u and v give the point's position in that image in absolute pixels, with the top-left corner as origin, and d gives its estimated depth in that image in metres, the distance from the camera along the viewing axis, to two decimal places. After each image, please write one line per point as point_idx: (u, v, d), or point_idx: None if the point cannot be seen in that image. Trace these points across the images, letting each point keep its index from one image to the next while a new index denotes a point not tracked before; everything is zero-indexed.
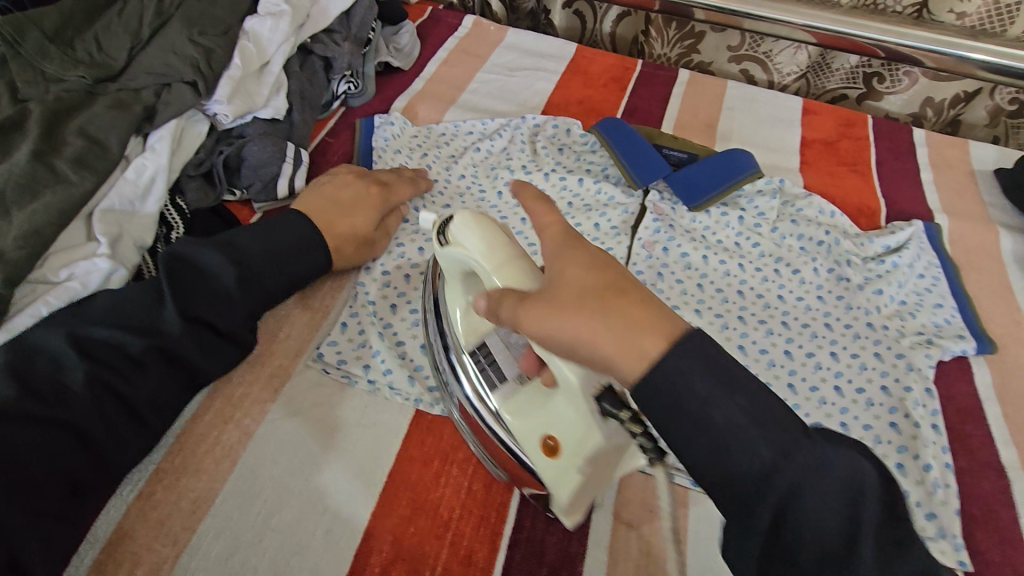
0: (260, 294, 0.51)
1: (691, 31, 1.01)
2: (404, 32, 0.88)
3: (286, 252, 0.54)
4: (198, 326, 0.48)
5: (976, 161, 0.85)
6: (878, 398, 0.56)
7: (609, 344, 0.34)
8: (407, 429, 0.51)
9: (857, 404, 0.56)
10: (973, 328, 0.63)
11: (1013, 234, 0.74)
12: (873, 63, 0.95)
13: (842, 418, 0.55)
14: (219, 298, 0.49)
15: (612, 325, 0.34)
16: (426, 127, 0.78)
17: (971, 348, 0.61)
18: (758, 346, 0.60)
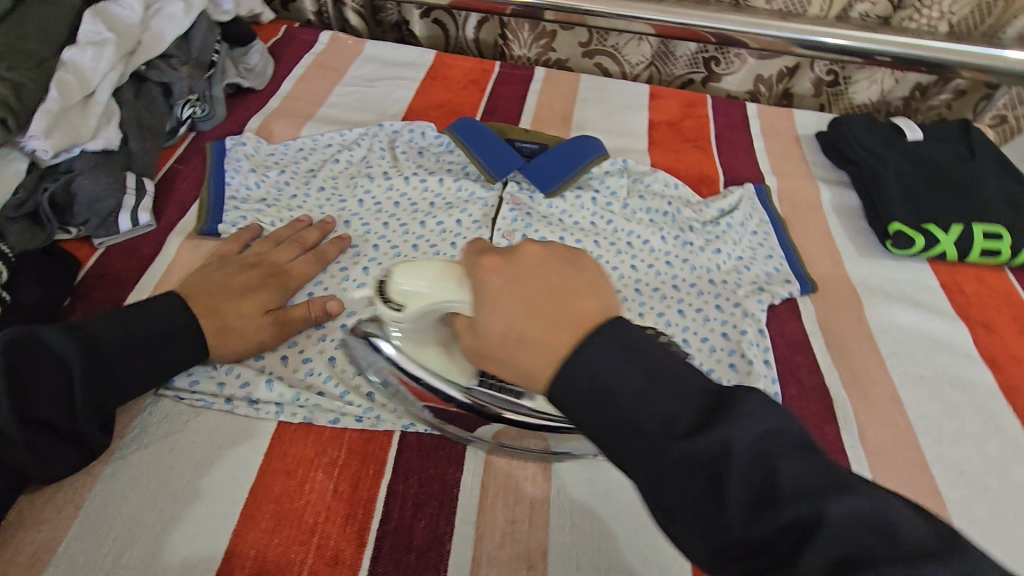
0: (109, 386, 0.46)
1: (543, 31, 1.07)
2: (253, 52, 0.88)
3: (154, 340, 0.49)
4: (33, 430, 0.43)
5: (801, 127, 0.95)
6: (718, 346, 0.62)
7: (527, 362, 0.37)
8: (270, 443, 0.50)
9: (701, 353, 0.61)
10: (801, 275, 0.70)
11: (830, 187, 0.84)
12: (708, 49, 1.05)
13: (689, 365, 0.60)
14: (58, 398, 0.44)
15: (532, 347, 0.36)
16: (282, 144, 0.78)
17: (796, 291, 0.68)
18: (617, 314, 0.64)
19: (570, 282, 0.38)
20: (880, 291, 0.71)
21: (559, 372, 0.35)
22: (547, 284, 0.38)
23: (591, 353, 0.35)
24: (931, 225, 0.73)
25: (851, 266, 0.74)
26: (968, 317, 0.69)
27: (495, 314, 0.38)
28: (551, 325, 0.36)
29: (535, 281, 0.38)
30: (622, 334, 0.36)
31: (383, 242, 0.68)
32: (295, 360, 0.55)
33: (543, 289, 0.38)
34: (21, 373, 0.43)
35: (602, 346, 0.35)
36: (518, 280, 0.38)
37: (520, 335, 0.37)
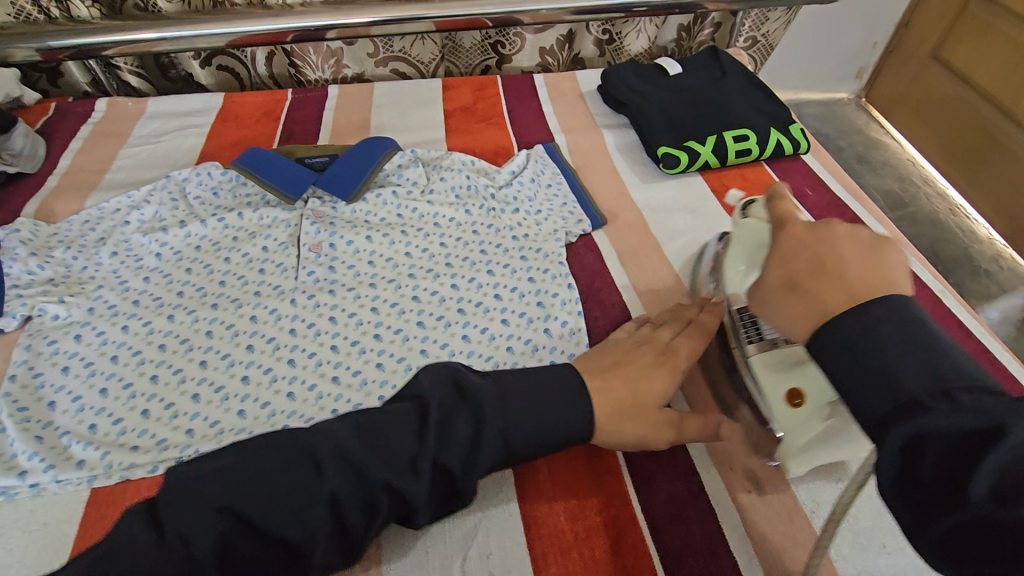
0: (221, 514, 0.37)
1: (330, 51, 1.09)
2: (16, 135, 0.83)
3: (387, 452, 0.40)
4: None
5: (583, 85, 1.05)
6: (526, 291, 0.68)
7: (791, 315, 0.42)
8: (84, 515, 0.50)
9: (512, 301, 0.67)
10: (596, 219, 0.77)
11: (613, 131, 0.94)
12: (490, 34, 1.12)
13: (502, 317, 0.65)
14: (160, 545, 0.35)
15: (809, 297, 0.41)
16: (65, 221, 0.75)
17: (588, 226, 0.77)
18: (429, 291, 0.68)
19: (831, 259, 0.42)
20: (661, 208, 0.80)
21: (832, 327, 0.38)
22: (826, 254, 0.42)
23: (875, 318, 0.37)
24: (690, 142, 0.84)
25: (636, 194, 0.83)
26: (737, 211, 0.79)
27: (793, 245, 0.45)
28: (823, 282, 0.41)
29: (823, 246, 0.43)
30: (908, 304, 0.37)
31: (188, 287, 0.68)
32: (105, 425, 0.55)
33: (853, 259, 0.41)
34: (171, 514, 0.36)
35: (883, 310, 0.37)
36: (812, 245, 0.44)
37: (798, 282, 0.42)
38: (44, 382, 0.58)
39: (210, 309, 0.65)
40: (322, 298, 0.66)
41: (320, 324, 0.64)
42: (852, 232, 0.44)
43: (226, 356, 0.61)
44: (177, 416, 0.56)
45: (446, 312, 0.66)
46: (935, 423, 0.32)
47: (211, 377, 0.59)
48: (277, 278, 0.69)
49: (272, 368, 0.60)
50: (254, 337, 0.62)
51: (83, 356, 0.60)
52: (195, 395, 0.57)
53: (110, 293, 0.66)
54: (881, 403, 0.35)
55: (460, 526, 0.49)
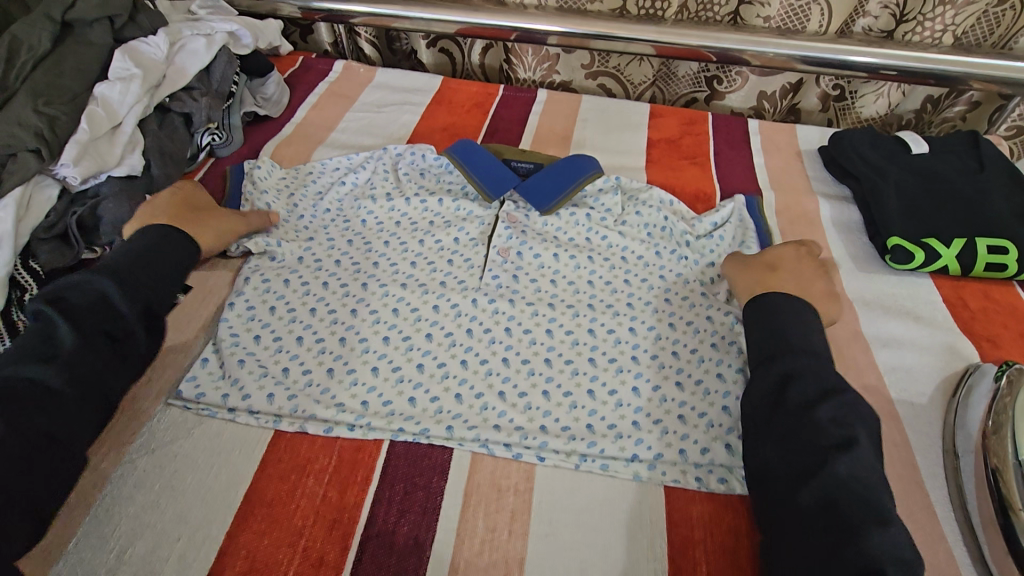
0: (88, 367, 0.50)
1: (547, 54, 1.10)
2: (270, 82, 0.93)
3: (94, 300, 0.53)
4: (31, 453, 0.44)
5: (802, 142, 0.95)
6: (709, 357, 0.61)
7: (744, 280, 0.65)
8: (265, 451, 0.53)
9: (689, 362, 0.61)
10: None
11: (830, 202, 0.84)
12: (710, 68, 1.06)
13: (676, 377, 0.59)
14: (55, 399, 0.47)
15: (763, 281, 0.64)
16: (294, 169, 0.83)
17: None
18: (605, 327, 0.64)
19: (791, 283, 0.64)
20: (877, 305, 0.70)
21: (767, 299, 0.59)
22: (802, 284, 0.64)
23: (800, 309, 0.57)
24: (931, 240, 0.72)
25: (848, 281, 0.73)
26: (974, 333, 0.67)
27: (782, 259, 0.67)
28: (776, 281, 0.63)
29: (794, 281, 0.64)
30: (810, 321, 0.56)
31: (382, 260, 0.71)
32: (294, 372, 0.59)
33: (804, 289, 0.64)
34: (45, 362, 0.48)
35: (798, 306, 0.57)
36: (798, 275, 0.65)
37: (772, 273, 0.64)
38: (255, 316, 0.63)
39: (399, 288, 0.67)
40: (501, 305, 0.66)
41: (496, 332, 0.63)
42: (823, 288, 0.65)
43: (406, 338, 0.62)
44: (356, 384, 0.58)
45: (619, 355, 0.62)
46: (792, 371, 0.51)
47: (390, 355, 0.61)
48: (462, 273, 0.70)
49: (445, 363, 0.60)
50: (433, 327, 0.63)
51: (288, 301, 0.65)
52: (374, 368, 0.60)
53: (317, 248, 0.72)
54: (772, 375, 0.52)
55: None
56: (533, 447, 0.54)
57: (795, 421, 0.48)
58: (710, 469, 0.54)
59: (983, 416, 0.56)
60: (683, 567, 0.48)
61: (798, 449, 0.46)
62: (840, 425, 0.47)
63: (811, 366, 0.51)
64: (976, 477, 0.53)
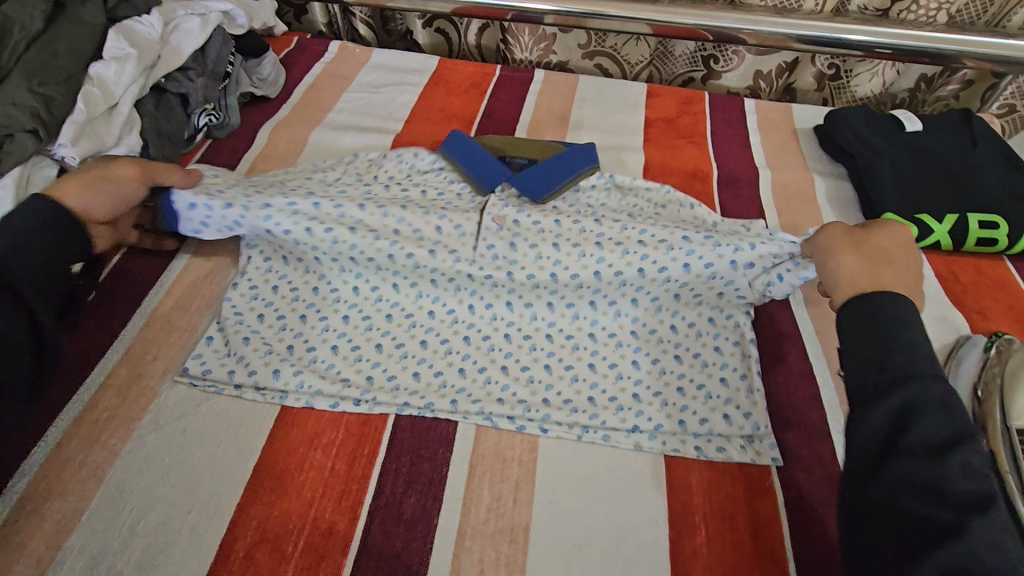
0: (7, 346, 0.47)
1: (544, 34, 1.10)
2: (266, 62, 0.92)
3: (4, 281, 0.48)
4: None
5: (799, 121, 0.96)
6: (706, 332, 0.62)
7: (842, 274, 0.51)
8: (272, 426, 0.54)
9: (687, 337, 0.62)
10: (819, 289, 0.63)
11: (826, 180, 0.85)
12: (707, 47, 1.06)
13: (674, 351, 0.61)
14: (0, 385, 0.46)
15: (856, 275, 0.50)
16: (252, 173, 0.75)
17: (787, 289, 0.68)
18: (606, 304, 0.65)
19: (888, 274, 0.50)
20: None
21: (871, 302, 0.45)
22: (894, 269, 0.51)
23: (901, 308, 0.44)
24: (924, 215, 0.73)
25: None
26: (965, 306, 0.69)
27: (884, 240, 0.54)
28: (872, 273, 0.50)
29: (891, 271, 0.50)
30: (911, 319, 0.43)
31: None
32: (300, 349, 0.60)
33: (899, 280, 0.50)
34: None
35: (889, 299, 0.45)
36: (886, 260, 0.52)
37: (867, 269, 0.50)
38: (258, 295, 0.64)
39: None
40: None
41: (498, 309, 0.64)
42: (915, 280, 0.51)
43: (409, 315, 0.63)
44: (360, 359, 0.59)
45: (619, 330, 0.63)
46: (901, 405, 0.39)
47: (394, 332, 0.62)
48: (456, 241, 0.63)
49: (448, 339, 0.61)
50: (435, 303, 0.64)
51: (290, 280, 0.65)
52: (378, 344, 0.61)
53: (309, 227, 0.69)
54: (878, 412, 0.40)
55: (605, 561, 0.47)
56: (536, 419, 0.56)
57: (900, 473, 0.37)
58: (708, 438, 0.55)
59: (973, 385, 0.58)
60: (683, 531, 0.49)
61: (894, 501, 0.36)
62: (971, 478, 0.35)
63: (933, 400, 0.39)
64: None
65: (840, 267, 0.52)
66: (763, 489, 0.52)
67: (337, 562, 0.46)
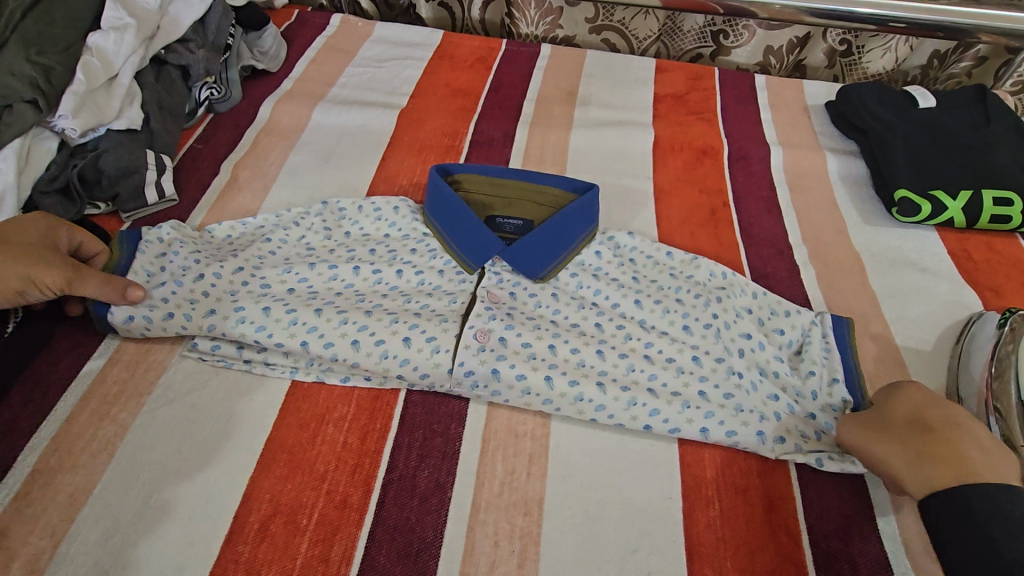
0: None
1: (550, 8, 1.07)
2: (267, 35, 0.90)
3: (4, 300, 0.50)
4: None
5: (810, 97, 0.94)
6: (729, 337, 0.58)
7: (899, 468, 0.47)
8: (284, 400, 0.54)
9: (705, 338, 0.58)
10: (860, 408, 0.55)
11: (838, 157, 0.84)
12: (716, 22, 1.04)
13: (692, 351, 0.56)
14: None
15: (915, 464, 0.46)
16: (207, 234, 0.65)
17: (831, 329, 0.60)
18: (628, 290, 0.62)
19: (945, 451, 0.46)
20: (884, 258, 0.71)
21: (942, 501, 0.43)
22: (948, 435, 0.47)
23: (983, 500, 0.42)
24: (938, 192, 0.73)
25: (855, 234, 0.73)
26: (977, 283, 0.68)
27: (903, 408, 0.50)
28: (929, 461, 0.45)
29: (946, 442, 0.46)
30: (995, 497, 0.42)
31: (393, 229, 0.66)
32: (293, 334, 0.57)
33: (965, 451, 0.45)
34: None
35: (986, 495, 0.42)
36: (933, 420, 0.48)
37: (917, 454, 0.46)
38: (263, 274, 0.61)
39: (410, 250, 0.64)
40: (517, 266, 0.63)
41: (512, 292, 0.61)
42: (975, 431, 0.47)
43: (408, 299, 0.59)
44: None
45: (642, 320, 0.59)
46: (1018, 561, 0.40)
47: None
48: (433, 327, 0.56)
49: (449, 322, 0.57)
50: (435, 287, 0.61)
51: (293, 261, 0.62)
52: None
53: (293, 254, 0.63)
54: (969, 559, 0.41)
55: (619, 533, 0.48)
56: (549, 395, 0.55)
57: None
58: None
59: (988, 355, 0.57)
60: (696, 503, 0.49)
61: None
62: None
63: None
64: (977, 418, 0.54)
65: (890, 463, 0.47)
66: (775, 463, 0.52)
67: (352, 534, 0.46)
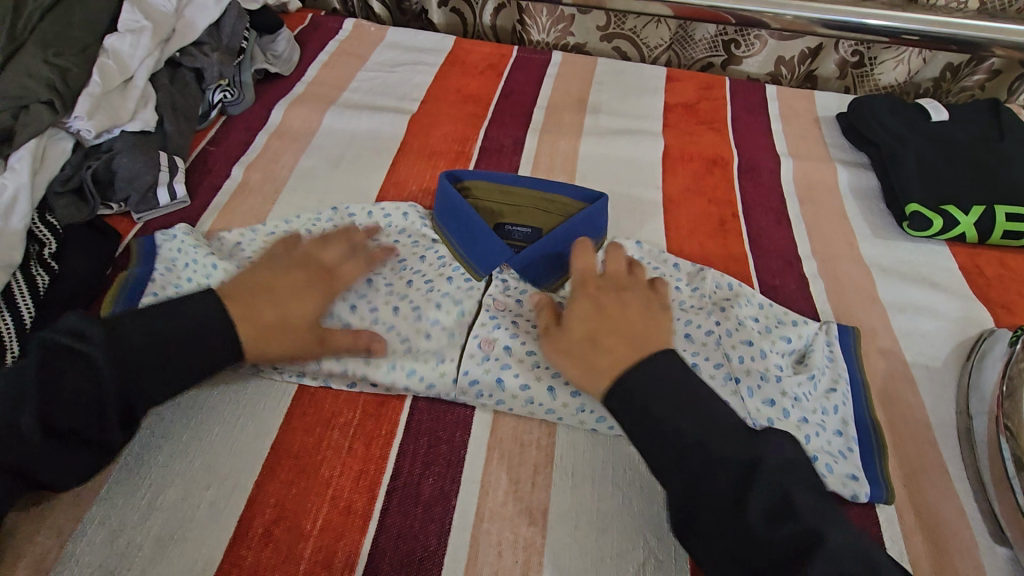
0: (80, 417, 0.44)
1: (562, 15, 1.08)
2: (280, 39, 0.91)
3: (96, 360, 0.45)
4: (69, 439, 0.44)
5: (821, 108, 0.94)
6: (730, 345, 0.58)
7: (573, 369, 0.51)
8: (290, 405, 0.54)
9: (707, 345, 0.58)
10: (862, 419, 0.55)
11: (849, 169, 0.83)
12: (728, 31, 1.04)
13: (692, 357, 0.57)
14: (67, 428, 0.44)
15: (575, 359, 0.50)
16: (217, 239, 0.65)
17: (835, 338, 0.61)
18: None
19: (622, 324, 0.51)
20: (894, 272, 0.70)
21: (625, 383, 0.47)
22: (614, 321, 0.51)
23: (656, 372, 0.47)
24: (949, 207, 0.72)
25: (865, 247, 0.73)
26: (989, 299, 0.68)
27: (578, 324, 0.52)
28: (607, 334, 0.50)
29: (613, 322, 0.51)
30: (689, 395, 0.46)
31: (401, 237, 0.67)
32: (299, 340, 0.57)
33: (641, 325, 0.51)
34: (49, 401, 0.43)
35: (655, 375, 0.46)
36: (601, 318, 0.52)
37: (595, 334, 0.50)
38: None
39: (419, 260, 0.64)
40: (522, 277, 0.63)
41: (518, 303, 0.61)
42: (637, 296, 0.54)
43: (416, 308, 0.59)
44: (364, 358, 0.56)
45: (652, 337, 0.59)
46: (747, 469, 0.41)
47: (399, 326, 0.58)
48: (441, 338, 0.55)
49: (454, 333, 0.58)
50: (444, 296, 0.60)
51: None
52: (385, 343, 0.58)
53: None
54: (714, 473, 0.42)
55: (623, 546, 0.47)
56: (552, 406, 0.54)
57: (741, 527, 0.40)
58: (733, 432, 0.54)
59: (1000, 367, 0.57)
60: None
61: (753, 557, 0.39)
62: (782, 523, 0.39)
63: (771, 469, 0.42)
64: (988, 436, 0.54)
65: (568, 372, 0.51)
66: None
67: (355, 541, 0.46)
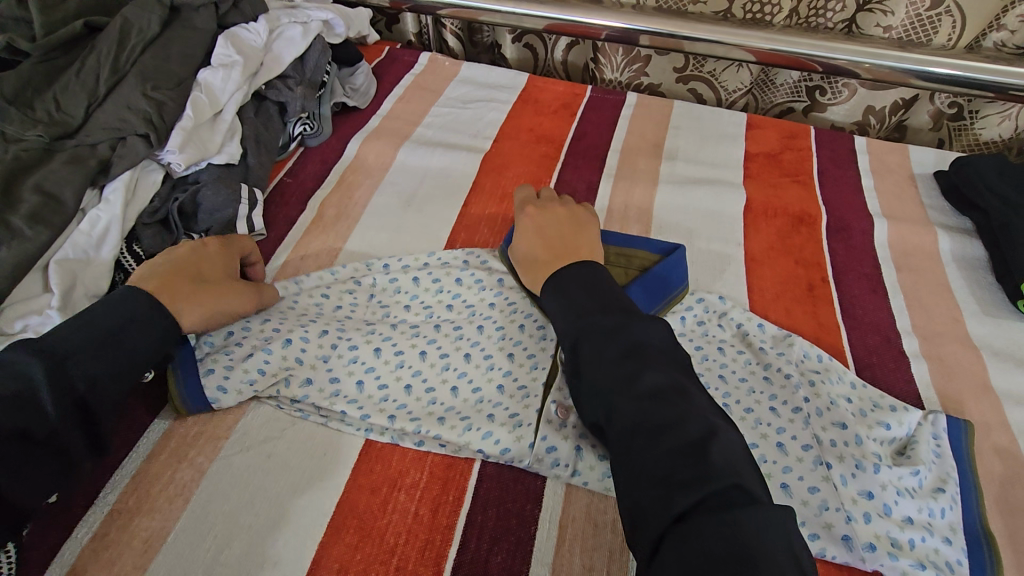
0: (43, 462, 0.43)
1: (636, 56, 1.06)
2: (358, 73, 0.92)
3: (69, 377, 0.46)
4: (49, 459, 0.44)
5: (916, 165, 0.88)
6: (820, 426, 0.54)
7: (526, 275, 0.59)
8: (356, 460, 0.52)
9: (793, 423, 0.54)
10: (975, 526, 0.49)
11: (951, 234, 0.77)
12: (813, 77, 0.99)
13: (777, 439, 0.53)
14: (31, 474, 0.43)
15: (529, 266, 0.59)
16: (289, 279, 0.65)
17: (942, 429, 0.54)
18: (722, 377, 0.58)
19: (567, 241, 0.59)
20: (1008, 357, 0.63)
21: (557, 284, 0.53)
22: (546, 236, 0.59)
23: (592, 278, 0.52)
24: None
25: (972, 325, 0.67)
26: None
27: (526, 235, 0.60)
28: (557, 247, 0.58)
29: (544, 236, 0.59)
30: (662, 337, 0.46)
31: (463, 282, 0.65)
32: (369, 389, 0.56)
33: (578, 237, 0.59)
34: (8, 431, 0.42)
35: (580, 279, 0.52)
36: (545, 232, 0.60)
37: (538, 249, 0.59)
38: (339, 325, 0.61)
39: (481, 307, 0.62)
40: None
41: None
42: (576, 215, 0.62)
43: (487, 361, 0.58)
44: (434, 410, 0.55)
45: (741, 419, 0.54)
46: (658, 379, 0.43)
47: (469, 377, 0.57)
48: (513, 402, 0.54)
49: (526, 388, 0.56)
50: (516, 347, 0.58)
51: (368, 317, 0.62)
52: (452, 394, 0.56)
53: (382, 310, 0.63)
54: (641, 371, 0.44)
55: None
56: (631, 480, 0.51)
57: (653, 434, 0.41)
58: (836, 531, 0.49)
59: None
60: None
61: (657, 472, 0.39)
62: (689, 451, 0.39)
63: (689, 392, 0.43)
64: None
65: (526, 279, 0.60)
66: None
67: None
